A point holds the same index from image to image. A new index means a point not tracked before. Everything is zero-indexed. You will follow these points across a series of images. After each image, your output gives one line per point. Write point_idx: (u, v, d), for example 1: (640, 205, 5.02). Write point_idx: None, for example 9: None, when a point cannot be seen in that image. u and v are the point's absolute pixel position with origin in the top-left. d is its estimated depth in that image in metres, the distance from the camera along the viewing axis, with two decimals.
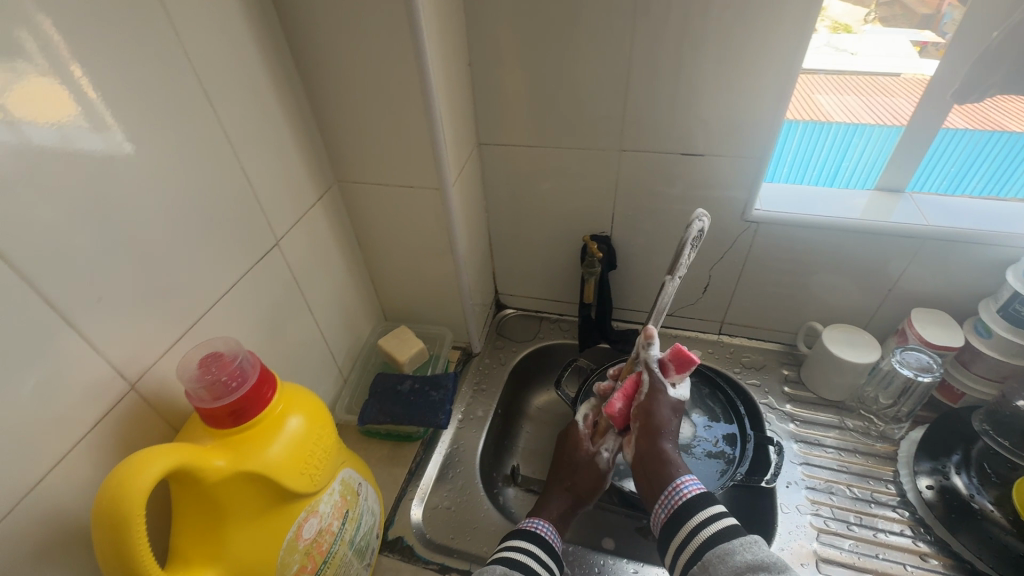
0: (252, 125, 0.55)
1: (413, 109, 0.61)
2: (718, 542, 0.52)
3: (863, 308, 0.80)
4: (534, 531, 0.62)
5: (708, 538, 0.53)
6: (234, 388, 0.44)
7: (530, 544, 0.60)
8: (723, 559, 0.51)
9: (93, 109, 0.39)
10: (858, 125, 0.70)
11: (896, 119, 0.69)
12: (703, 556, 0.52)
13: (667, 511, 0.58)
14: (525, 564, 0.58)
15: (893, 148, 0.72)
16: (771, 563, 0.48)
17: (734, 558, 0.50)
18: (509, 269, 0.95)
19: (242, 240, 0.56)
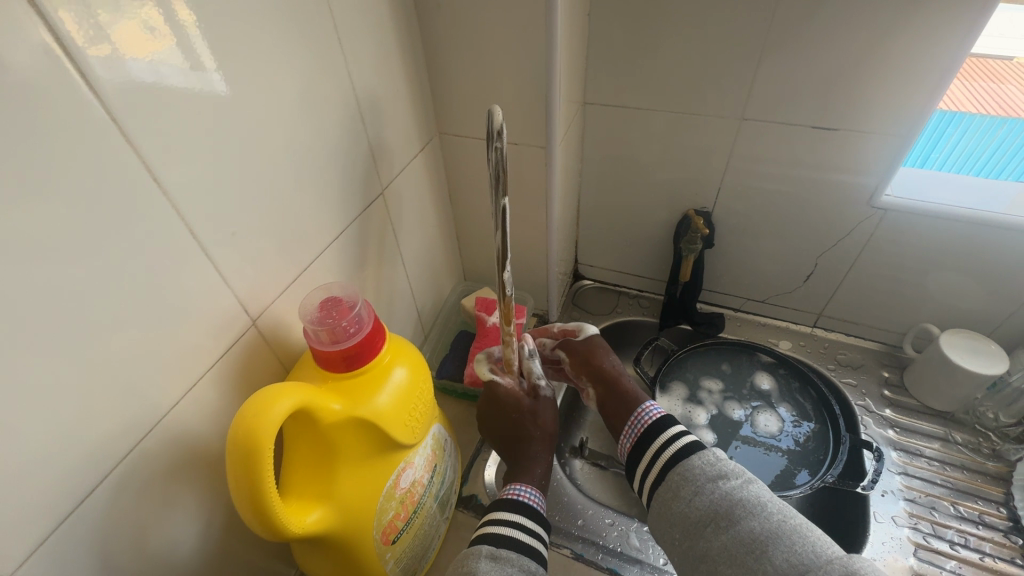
0: (369, 66, 0.53)
1: (530, 59, 0.57)
2: (681, 457, 0.54)
3: (992, 315, 0.72)
4: (515, 500, 0.54)
5: (675, 455, 0.54)
6: (351, 334, 0.44)
7: (511, 516, 0.53)
8: (686, 472, 0.52)
9: (189, 44, 0.35)
10: (957, 114, 0.65)
11: (1004, 108, 0.64)
12: (670, 471, 0.53)
13: (634, 435, 0.59)
14: (513, 537, 0.51)
15: (987, 139, 0.67)
16: (731, 473, 0.50)
17: (694, 470, 0.52)
18: (593, 238, 0.92)
19: (352, 186, 0.55)
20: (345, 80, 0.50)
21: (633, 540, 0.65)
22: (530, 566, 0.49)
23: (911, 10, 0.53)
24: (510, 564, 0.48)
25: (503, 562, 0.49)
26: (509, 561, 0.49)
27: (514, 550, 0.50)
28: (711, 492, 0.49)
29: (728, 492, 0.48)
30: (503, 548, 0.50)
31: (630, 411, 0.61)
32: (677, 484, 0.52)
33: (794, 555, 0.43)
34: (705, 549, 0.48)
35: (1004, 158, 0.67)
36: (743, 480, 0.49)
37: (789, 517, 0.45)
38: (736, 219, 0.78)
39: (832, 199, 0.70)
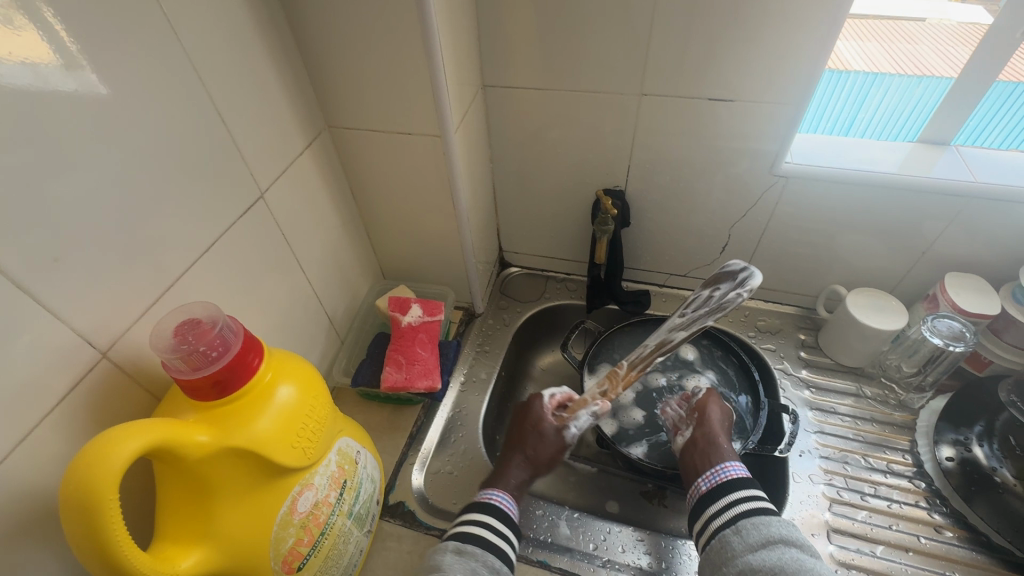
0: (224, 59, 0.48)
1: (408, 42, 0.53)
2: (754, 515, 0.55)
3: (892, 271, 0.76)
4: (487, 502, 0.58)
5: (746, 512, 0.55)
6: (215, 358, 0.40)
7: (486, 516, 0.57)
8: (758, 527, 0.53)
9: (71, 56, 0.36)
10: (878, 74, 0.65)
11: (920, 69, 0.64)
12: (738, 520, 0.55)
13: (711, 483, 0.60)
14: (482, 535, 0.55)
15: (909, 100, 0.67)
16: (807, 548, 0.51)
17: (769, 529, 0.53)
18: (514, 225, 0.90)
19: (220, 193, 0.51)
20: (193, 75, 0.45)
21: (563, 529, 0.65)
22: (495, 566, 0.53)
23: None
24: (473, 560, 0.52)
25: (467, 556, 0.53)
26: (473, 556, 0.53)
27: (481, 548, 0.54)
28: (776, 552, 0.50)
29: (796, 555, 0.49)
30: (470, 544, 0.54)
31: (708, 463, 0.62)
32: (744, 533, 0.53)
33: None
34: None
35: (919, 116, 0.68)
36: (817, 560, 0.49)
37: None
38: (649, 196, 0.78)
39: (735, 171, 0.71)
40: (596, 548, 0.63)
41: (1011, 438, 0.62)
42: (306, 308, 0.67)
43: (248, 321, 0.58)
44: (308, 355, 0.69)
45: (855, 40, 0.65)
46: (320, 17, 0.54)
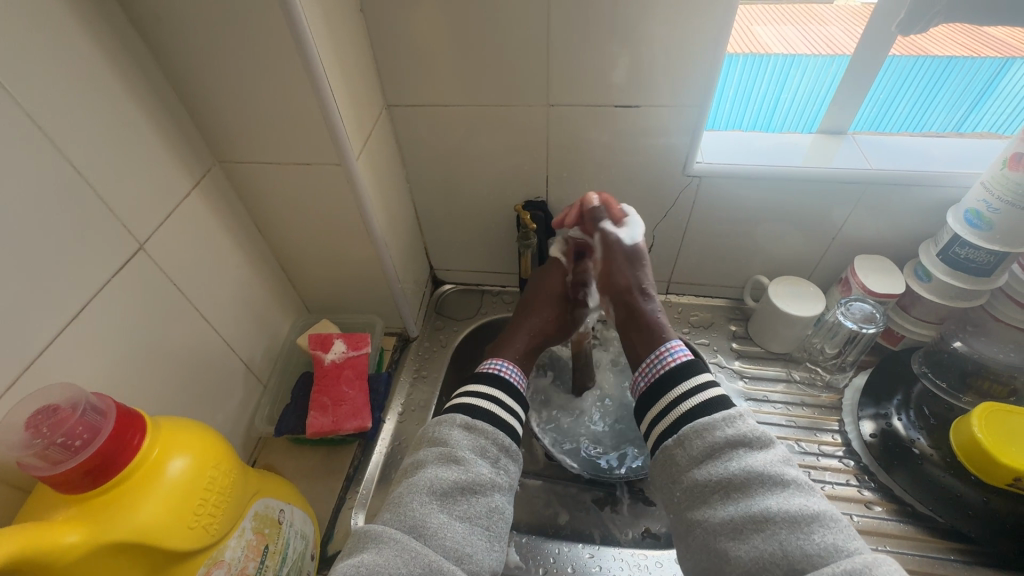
0: (77, 106, 0.44)
1: (289, 69, 0.50)
2: (699, 416, 0.50)
3: (808, 258, 0.78)
4: (494, 377, 0.59)
5: (689, 412, 0.51)
6: (80, 448, 0.36)
7: (493, 390, 0.58)
8: (702, 434, 0.49)
9: None
10: (796, 57, 0.65)
11: (832, 48, 0.65)
12: (681, 429, 0.50)
13: (649, 379, 0.57)
14: (491, 412, 0.56)
15: (828, 80, 0.68)
16: (753, 440, 0.47)
17: (714, 433, 0.48)
18: (441, 242, 0.87)
19: (85, 251, 0.46)
20: (35, 129, 0.41)
21: (512, 557, 0.65)
22: (504, 445, 0.54)
23: None
24: (482, 436, 0.53)
25: (477, 433, 0.53)
26: (483, 433, 0.53)
27: (490, 425, 0.54)
28: (728, 460, 0.47)
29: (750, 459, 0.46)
30: (480, 420, 0.54)
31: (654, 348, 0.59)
32: (687, 444, 0.49)
33: (794, 533, 0.41)
34: (706, 519, 0.45)
35: (826, 88, 0.69)
36: (765, 453, 0.46)
37: (790, 481, 0.44)
38: (571, 204, 0.77)
39: (650, 174, 0.71)
40: (546, 571, 0.64)
41: (924, 406, 0.68)
42: (214, 358, 0.62)
43: (142, 384, 0.53)
44: (223, 408, 0.64)
45: (771, 24, 0.66)
46: (192, 49, 0.50)
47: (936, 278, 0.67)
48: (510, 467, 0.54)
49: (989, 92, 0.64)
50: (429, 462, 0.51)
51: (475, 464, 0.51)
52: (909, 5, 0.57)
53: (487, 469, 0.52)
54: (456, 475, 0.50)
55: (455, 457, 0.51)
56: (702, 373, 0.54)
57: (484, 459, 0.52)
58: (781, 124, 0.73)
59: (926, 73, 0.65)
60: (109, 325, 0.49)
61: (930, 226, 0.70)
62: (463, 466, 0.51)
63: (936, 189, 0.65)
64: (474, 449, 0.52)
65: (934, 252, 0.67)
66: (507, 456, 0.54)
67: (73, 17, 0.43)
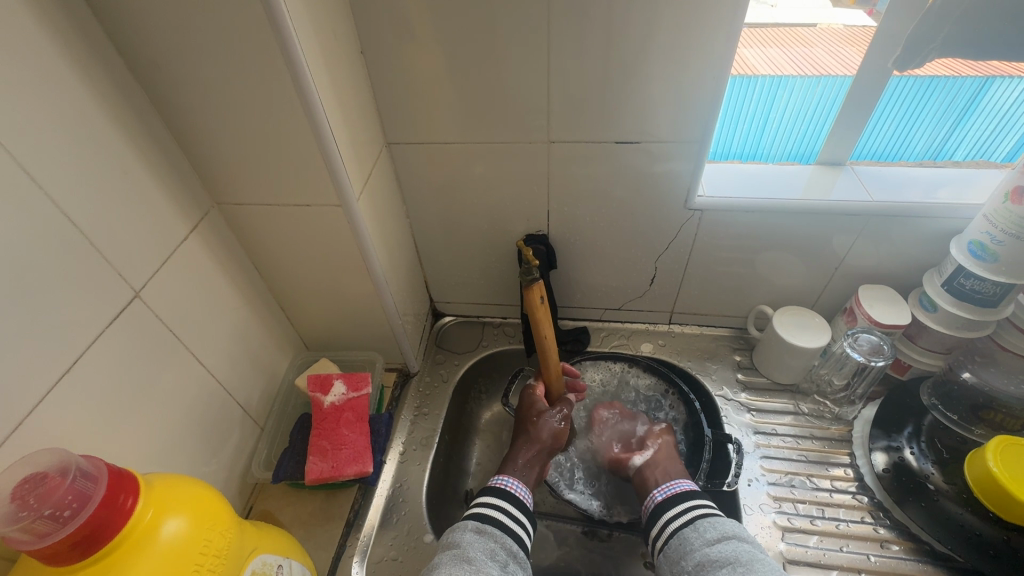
0: (75, 158, 0.43)
1: (292, 117, 0.50)
2: (708, 513, 0.59)
3: (811, 288, 0.78)
4: (503, 488, 0.63)
5: (701, 513, 0.60)
6: (70, 517, 0.34)
7: (499, 501, 0.62)
8: (714, 524, 0.58)
9: None
10: (783, 78, 0.64)
11: (818, 69, 0.64)
12: (692, 521, 0.59)
13: (665, 494, 0.64)
14: (500, 519, 0.60)
15: (816, 100, 0.67)
16: (753, 540, 0.56)
17: (723, 526, 0.57)
18: (441, 275, 0.87)
19: (81, 302, 0.45)
20: (27, 179, 0.40)
21: None
22: (513, 550, 0.58)
23: (670, 26, 0.54)
24: (491, 539, 0.58)
25: (486, 535, 0.58)
26: (492, 536, 0.58)
27: (500, 530, 0.59)
28: (735, 546, 0.55)
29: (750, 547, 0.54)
30: (489, 524, 0.59)
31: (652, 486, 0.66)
32: (700, 531, 0.58)
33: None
34: None
35: (824, 113, 0.68)
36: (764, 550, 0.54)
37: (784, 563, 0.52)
38: (573, 237, 0.77)
39: (651, 208, 0.71)
40: None
41: (936, 439, 0.67)
42: (211, 404, 0.60)
43: (136, 436, 0.51)
44: (218, 455, 0.62)
45: (758, 46, 0.66)
46: (192, 95, 0.50)
47: (942, 309, 0.66)
48: (519, 573, 0.56)
49: (973, 109, 0.64)
50: (443, 565, 0.54)
51: (484, 564, 0.54)
52: (905, 42, 0.58)
53: (496, 571, 0.54)
54: (467, 574, 0.52)
55: (467, 558, 0.54)
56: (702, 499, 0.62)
57: (493, 561, 0.55)
58: (772, 145, 0.73)
59: (910, 88, 0.64)
60: (104, 377, 0.47)
61: (933, 255, 0.70)
62: (473, 565, 0.54)
63: (938, 220, 0.65)
64: (483, 551, 0.56)
65: (938, 282, 0.67)
66: (515, 563, 0.57)
67: (69, 66, 0.42)
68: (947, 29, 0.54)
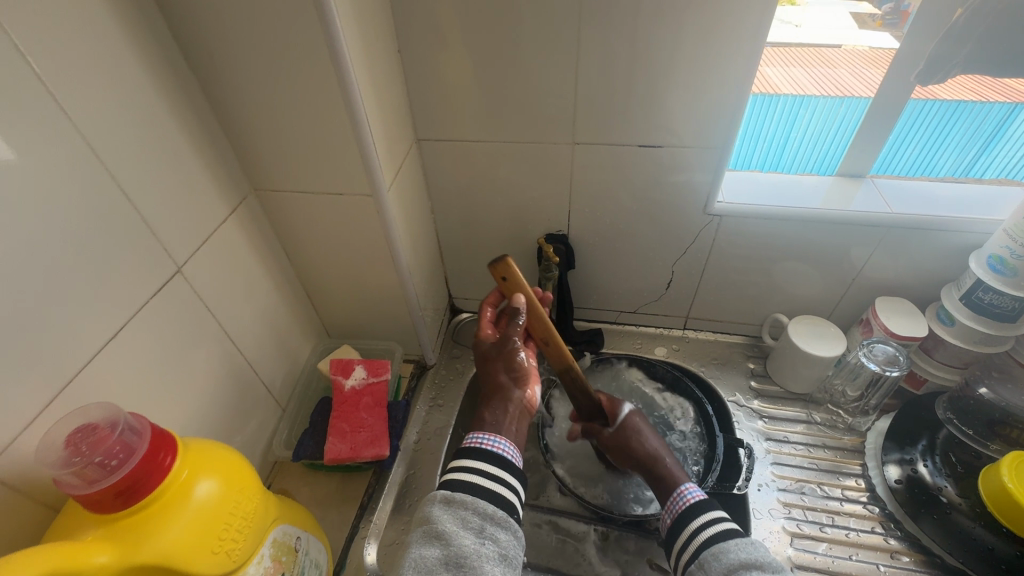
0: (131, 138, 0.46)
1: (332, 108, 0.53)
2: (716, 541, 0.53)
3: (827, 298, 0.78)
4: (478, 450, 0.54)
5: (708, 538, 0.54)
6: (115, 468, 0.36)
7: (475, 463, 0.53)
8: (719, 557, 0.52)
9: None
10: (804, 97, 0.66)
11: (841, 89, 0.65)
12: (700, 553, 0.53)
13: (672, 515, 0.59)
14: (472, 483, 0.52)
15: (836, 120, 0.68)
16: (765, 563, 0.50)
17: (730, 556, 0.51)
18: (461, 271, 0.89)
19: (128, 274, 0.48)
20: (91, 154, 0.43)
21: None
22: (490, 511, 0.50)
23: (697, 34, 0.56)
24: (463, 508, 0.50)
25: (457, 506, 0.50)
26: (463, 505, 0.50)
27: (471, 496, 0.51)
28: None
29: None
30: (459, 492, 0.51)
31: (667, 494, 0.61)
32: (708, 565, 0.52)
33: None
34: None
35: (847, 132, 0.69)
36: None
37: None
38: (592, 238, 0.78)
39: (671, 212, 0.72)
40: None
41: (951, 454, 0.67)
42: (238, 381, 0.63)
43: (169, 405, 0.53)
44: (242, 431, 0.64)
45: (782, 66, 0.66)
46: (238, 84, 0.53)
47: (960, 323, 0.66)
48: (501, 535, 0.50)
49: (997, 138, 0.65)
50: (414, 546, 0.48)
51: (458, 536, 0.48)
52: (928, 56, 0.59)
53: (471, 540, 0.48)
54: (437, 552, 0.47)
55: (435, 534, 0.48)
56: (712, 510, 0.57)
57: (467, 530, 0.49)
58: (792, 162, 0.74)
59: (937, 112, 0.65)
60: (145, 345, 0.50)
61: (952, 269, 0.70)
62: (444, 541, 0.48)
63: (957, 234, 0.66)
64: (454, 523, 0.49)
65: (956, 296, 0.67)
66: (500, 526, 0.50)
67: (132, 53, 0.46)
68: (967, 47, 0.56)
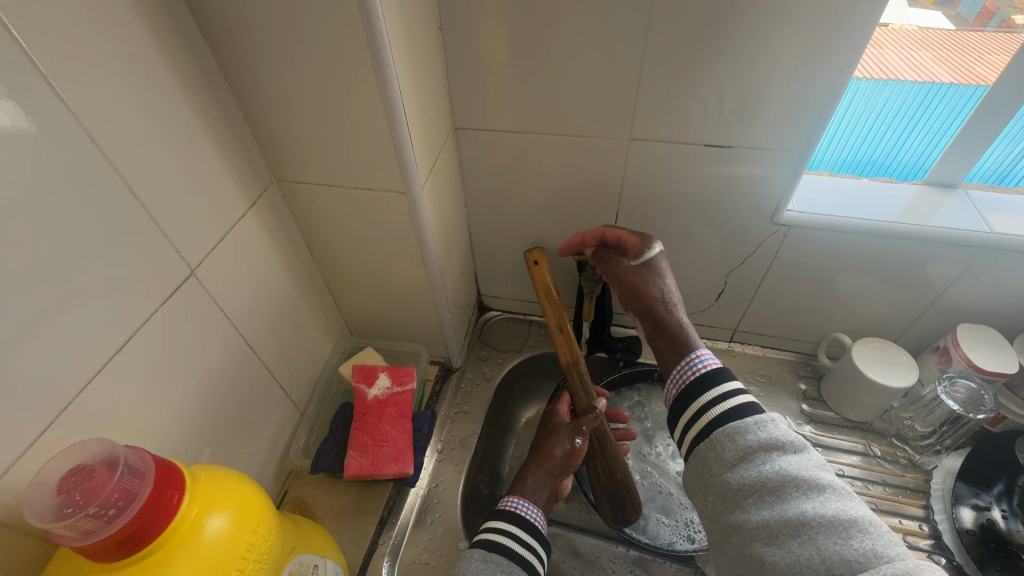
0: (139, 128, 0.41)
1: (364, 95, 0.47)
2: (729, 421, 0.45)
3: (897, 320, 0.71)
4: (513, 512, 0.55)
5: (718, 418, 0.46)
6: (112, 516, 0.32)
7: (511, 525, 0.54)
8: (734, 438, 0.44)
9: None
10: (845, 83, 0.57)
11: (886, 73, 0.57)
12: (710, 434, 0.46)
13: (678, 386, 0.51)
14: (509, 547, 0.52)
15: (877, 105, 0.59)
16: (787, 444, 0.42)
17: (746, 436, 0.44)
18: (492, 269, 0.83)
19: (135, 279, 0.43)
20: (91, 146, 0.38)
21: None
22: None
23: (787, 20, 0.48)
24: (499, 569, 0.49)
25: (493, 566, 0.49)
26: (499, 566, 0.49)
27: (506, 558, 0.50)
28: (763, 463, 0.42)
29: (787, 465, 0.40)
30: (497, 553, 0.51)
31: (680, 357, 0.53)
32: (720, 448, 0.45)
33: (832, 528, 0.37)
34: (741, 527, 0.41)
35: (935, 138, 0.61)
36: (800, 455, 0.42)
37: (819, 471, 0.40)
38: None
39: (731, 219, 0.65)
40: None
41: None
42: (255, 386, 0.59)
43: (180, 417, 0.49)
44: (259, 439, 0.61)
45: None
46: (260, 65, 0.47)
47: None
48: None
49: None
50: None
51: None
52: None
53: None
54: None
55: None
56: (731, 381, 0.48)
57: None
58: (823, 153, 0.65)
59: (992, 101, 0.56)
60: (155, 356, 0.46)
61: None
62: None
63: None
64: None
65: None
66: None
67: (140, 30, 0.40)
68: None
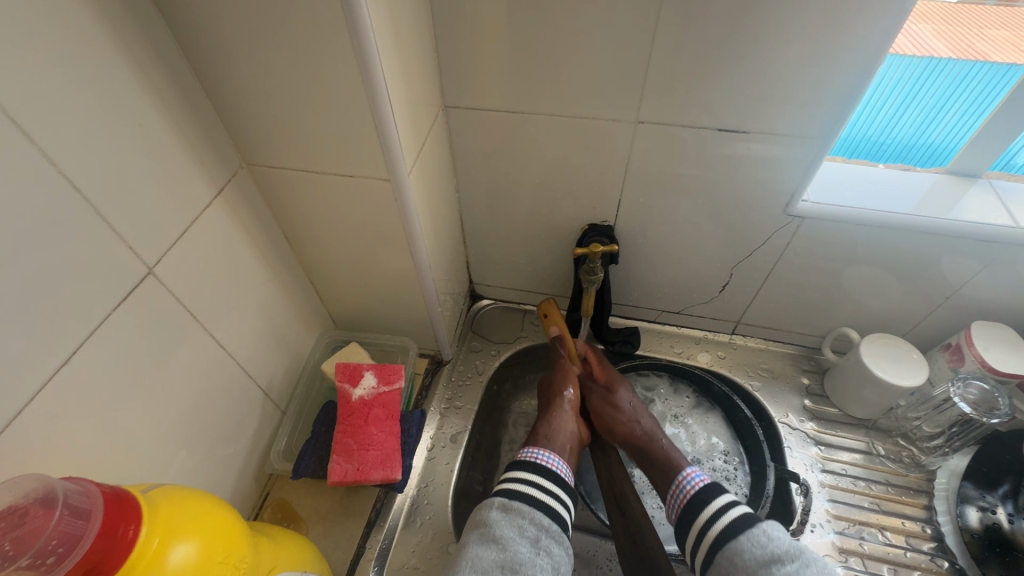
0: (79, 109, 0.36)
1: (342, 71, 0.41)
2: (728, 539, 0.51)
3: (907, 316, 0.68)
4: (535, 463, 0.58)
5: (719, 536, 0.52)
6: (56, 563, 0.28)
7: (533, 476, 0.57)
8: (756, 545, 0.50)
9: None
10: None
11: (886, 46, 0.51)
12: (716, 555, 0.51)
13: (677, 507, 0.57)
14: (531, 495, 0.55)
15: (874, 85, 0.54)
16: (784, 555, 0.48)
17: (761, 549, 0.49)
18: (484, 257, 0.78)
19: (83, 281, 0.38)
20: (14, 130, 0.32)
21: None
22: (544, 524, 0.53)
23: None
24: (519, 517, 0.53)
25: (514, 514, 0.53)
26: (520, 515, 0.53)
27: (529, 506, 0.54)
28: None
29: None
30: (517, 501, 0.54)
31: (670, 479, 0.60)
32: (733, 561, 0.50)
33: None
34: None
35: (970, 119, 0.55)
36: (799, 563, 0.47)
37: None
38: (642, 231, 0.67)
39: (740, 209, 0.61)
40: None
41: None
42: (231, 387, 0.55)
43: (146, 427, 0.45)
44: (236, 442, 0.57)
45: None
46: (221, 36, 0.41)
47: None
48: (555, 549, 0.52)
49: None
50: (473, 543, 0.51)
51: (514, 543, 0.50)
52: None
53: (526, 549, 0.50)
54: (495, 555, 0.49)
55: (493, 537, 0.51)
56: (724, 496, 0.55)
57: (523, 538, 0.51)
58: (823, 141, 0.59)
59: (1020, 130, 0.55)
60: (112, 364, 0.42)
61: None
62: (501, 544, 0.50)
63: None
64: (513, 530, 0.52)
65: None
66: (551, 536, 0.52)
67: None
68: None
